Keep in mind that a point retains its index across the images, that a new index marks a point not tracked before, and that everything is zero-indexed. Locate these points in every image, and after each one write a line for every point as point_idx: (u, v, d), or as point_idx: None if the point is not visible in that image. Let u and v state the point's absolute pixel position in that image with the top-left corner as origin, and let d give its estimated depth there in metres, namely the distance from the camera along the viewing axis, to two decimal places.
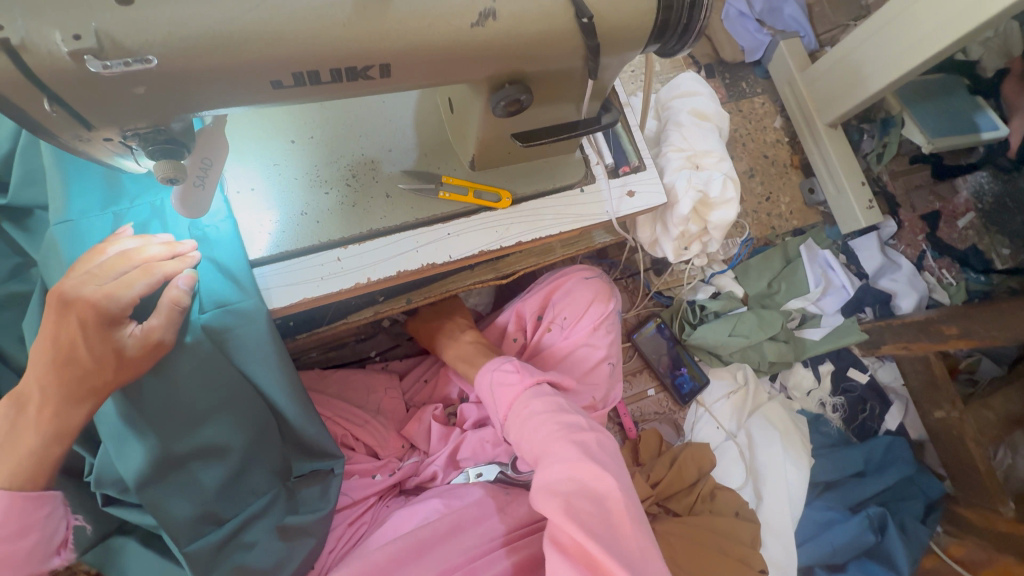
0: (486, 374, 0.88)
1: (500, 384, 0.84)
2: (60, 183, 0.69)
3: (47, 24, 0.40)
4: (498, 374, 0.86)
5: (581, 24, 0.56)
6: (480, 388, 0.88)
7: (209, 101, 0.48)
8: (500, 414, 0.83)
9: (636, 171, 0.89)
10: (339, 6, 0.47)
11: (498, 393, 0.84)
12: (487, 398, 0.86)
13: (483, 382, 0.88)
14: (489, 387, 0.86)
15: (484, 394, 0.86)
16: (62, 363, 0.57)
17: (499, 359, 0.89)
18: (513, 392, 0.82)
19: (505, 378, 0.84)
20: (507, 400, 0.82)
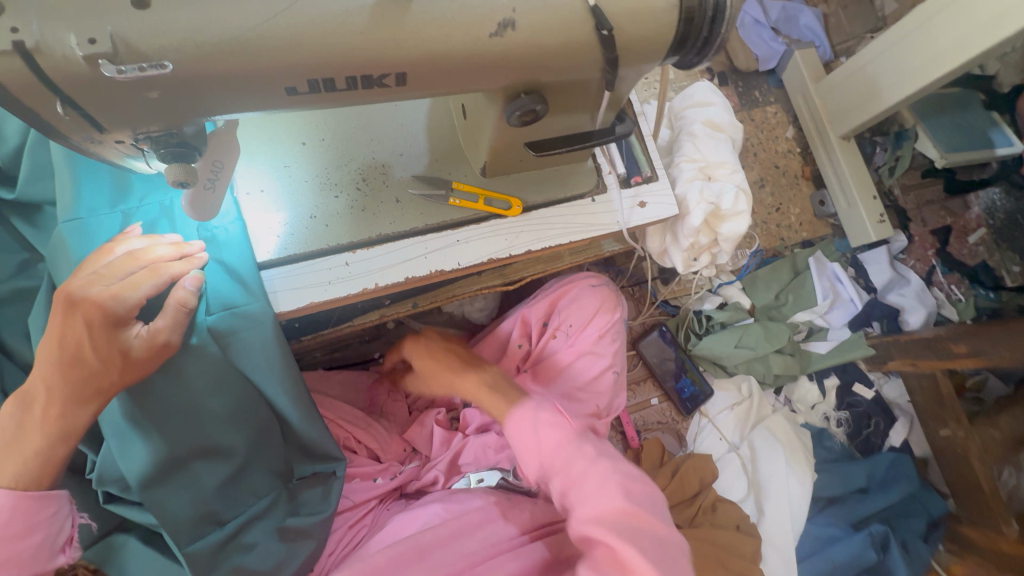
0: (524, 413, 0.76)
1: (545, 427, 0.74)
2: (70, 180, 0.68)
3: (63, 29, 0.39)
4: (541, 414, 0.75)
5: (600, 36, 0.55)
6: (514, 429, 0.75)
7: (223, 105, 0.48)
8: (541, 458, 0.73)
9: (648, 181, 0.88)
10: (357, 14, 0.46)
11: (545, 436, 0.73)
12: (526, 443, 0.74)
13: (516, 422, 0.75)
14: (531, 429, 0.74)
15: (517, 436, 0.75)
16: (68, 363, 0.57)
17: (535, 403, 0.77)
18: (563, 436, 0.73)
19: (550, 420, 0.74)
20: (554, 445, 0.72)
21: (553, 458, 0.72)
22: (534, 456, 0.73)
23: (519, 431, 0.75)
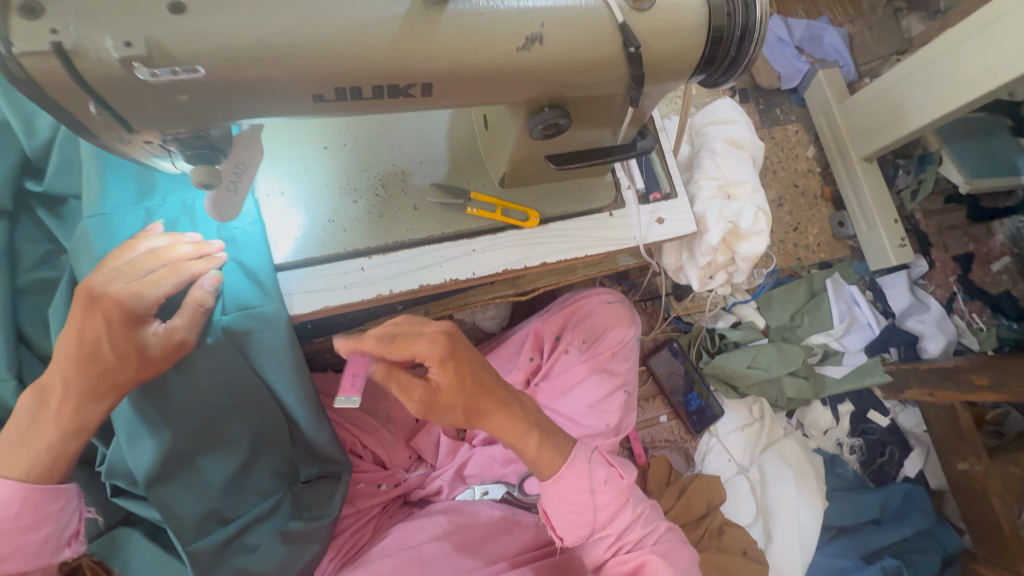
0: (578, 469, 0.75)
1: (599, 485, 0.76)
2: (95, 175, 0.69)
3: (100, 31, 0.40)
4: (593, 471, 0.76)
5: (627, 53, 0.54)
6: (568, 489, 0.74)
7: (249, 110, 0.48)
8: (592, 516, 0.75)
9: (667, 198, 0.87)
10: (388, 24, 0.46)
11: (601, 495, 0.76)
12: (580, 502, 0.75)
13: (569, 482, 0.75)
14: (587, 488, 0.75)
15: (569, 490, 0.75)
16: (85, 358, 0.57)
17: (586, 445, 0.78)
18: (614, 494, 0.77)
19: (603, 478, 0.76)
20: (608, 504, 0.76)
21: (607, 517, 0.76)
22: (587, 515, 0.75)
23: (572, 490, 0.75)
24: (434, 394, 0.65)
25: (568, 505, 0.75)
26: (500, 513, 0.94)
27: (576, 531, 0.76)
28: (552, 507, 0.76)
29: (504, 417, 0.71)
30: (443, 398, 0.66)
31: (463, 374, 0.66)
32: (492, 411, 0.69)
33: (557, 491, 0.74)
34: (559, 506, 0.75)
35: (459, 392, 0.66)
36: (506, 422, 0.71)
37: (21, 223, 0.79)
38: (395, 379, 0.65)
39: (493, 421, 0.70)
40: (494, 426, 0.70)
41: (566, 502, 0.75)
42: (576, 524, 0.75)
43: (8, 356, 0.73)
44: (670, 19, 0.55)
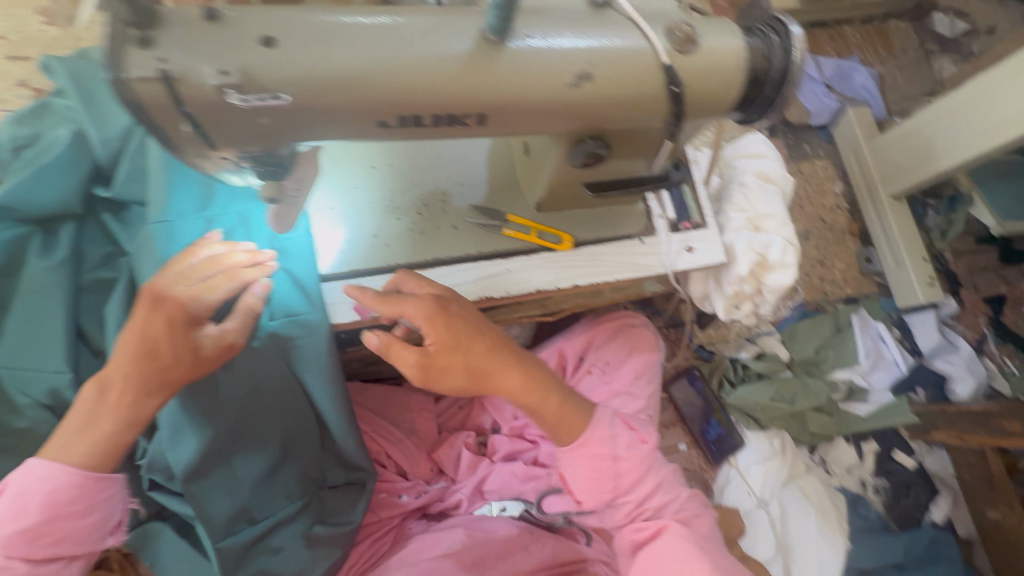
0: (600, 436, 0.77)
1: (622, 451, 0.78)
2: (162, 184, 0.73)
3: (202, 62, 0.45)
4: (616, 437, 0.78)
5: (669, 91, 0.58)
6: (591, 454, 0.77)
7: (319, 134, 0.52)
8: (614, 481, 0.77)
9: (697, 228, 0.90)
10: (454, 61, 0.50)
11: (623, 461, 0.77)
12: (602, 469, 0.77)
13: (591, 449, 0.77)
14: (609, 454, 0.77)
15: (593, 456, 0.77)
16: (144, 356, 0.60)
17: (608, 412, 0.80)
18: (637, 460, 0.78)
19: (625, 443, 0.78)
20: (631, 469, 0.78)
21: (629, 483, 0.78)
22: (610, 482, 0.77)
23: (594, 457, 0.77)
24: (432, 355, 0.66)
25: (592, 471, 0.77)
26: (518, 531, 0.94)
27: (599, 497, 0.78)
28: (574, 472, 0.78)
29: (523, 378, 0.73)
30: (439, 359, 0.66)
31: (464, 338, 0.68)
32: (502, 373, 0.70)
33: (580, 455, 0.77)
34: (581, 471, 0.78)
35: (455, 353, 0.67)
36: (521, 388, 0.72)
37: (90, 228, 0.86)
38: (395, 345, 0.65)
39: (507, 386, 0.71)
40: (512, 388, 0.72)
41: (589, 467, 0.77)
42: (599, 490, 0.77)
43: (67, 350, 0.78)
44: (713, 61, 0.58)
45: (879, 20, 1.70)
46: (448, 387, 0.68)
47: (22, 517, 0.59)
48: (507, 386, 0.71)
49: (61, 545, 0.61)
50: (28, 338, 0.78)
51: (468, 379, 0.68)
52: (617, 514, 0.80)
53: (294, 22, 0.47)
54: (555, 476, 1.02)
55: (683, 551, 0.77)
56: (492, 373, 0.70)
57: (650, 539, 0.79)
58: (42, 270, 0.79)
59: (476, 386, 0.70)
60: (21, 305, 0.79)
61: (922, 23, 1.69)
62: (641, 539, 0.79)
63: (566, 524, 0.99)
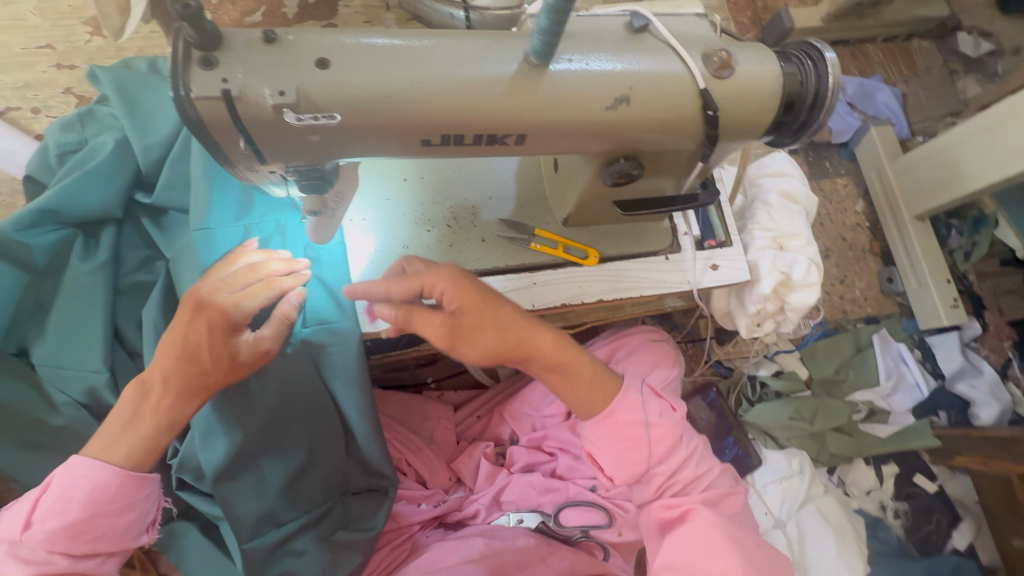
0: (632, 402, 0.81)
1: (654, 419, 0.82)
2: (204, 193, 0.76)
3: (262, 82, 0.47)
4: (646, 406, 0.83)
5: (704, 115, 0.59)
6: (625, 419, 0.80)
7: (363, 150, 0.54)
8: (647, 448, 0.81)
9: (722, 246, 0.90)
10: (497, 84, 0.52)
11: (656, 426, 0.81)
12: (635, 435, 0.80)
13: (625, 417, 0.80)
14: (643, 419, 0.81)
15: (626, 421, 0.80)
16: (184, 361, 0.62)
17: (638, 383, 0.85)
18: (668, 426, 0.83)
19: (656, 411, 0.83)
20: (662, 437, 0.81)
21: (661, 451, 0.81)
22: (643, 449, 0.81)
23: (628, 425, 0.80)
24: (458, 317, 0.71)
25: (625, 440, 0.80)
26: (536, 541, 0.94)
27: (632, 466, 0.81)
28: (606, 442, 0.80)
29: (556, 340, 0.77)
30: (468, 318, 0.71)
31: (493, 300, 0.72)
32: (533, 333, 0.75)
33: (613, 422, 0.80)
34: (613, 439, 0.80)
35: (484, 312, 0.71)
36: (554, 352, 0.76)
37: (128, 231, 0.88)
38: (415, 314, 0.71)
39: (541, 349, 0.75)
40: (546, 346, 0.76)
41: (622, 436, 0.80)
42: (632, 458, 0.80)
43: (105, 352, 0.80)
44: (748, 86, 0.59)
45: (903, 39, 1.69)
46: (477, 348, 0.72)
47: (65, 513, 0.60)
48: (541, 348, 0.75)
49: (101, 541, 0.62)
50: (70, 338, 0.81)
51: (504, 334, 0.72)
52: (647, 485, 0.83)
53: (347, 46, 0.50)
54: (574, 488, 1.02)
55: (710, 520, 0.80)
56: (522, 335, 0.74)
57: (678, 505, 0.82)
58: (83, 273, 0.82)
59: (510, 346, 0.73)
60: (63, 306, 0.81)
61: (947, 42, 1.68)
62: (670, 507, 0.82)
63: (584, 538, 0.97)
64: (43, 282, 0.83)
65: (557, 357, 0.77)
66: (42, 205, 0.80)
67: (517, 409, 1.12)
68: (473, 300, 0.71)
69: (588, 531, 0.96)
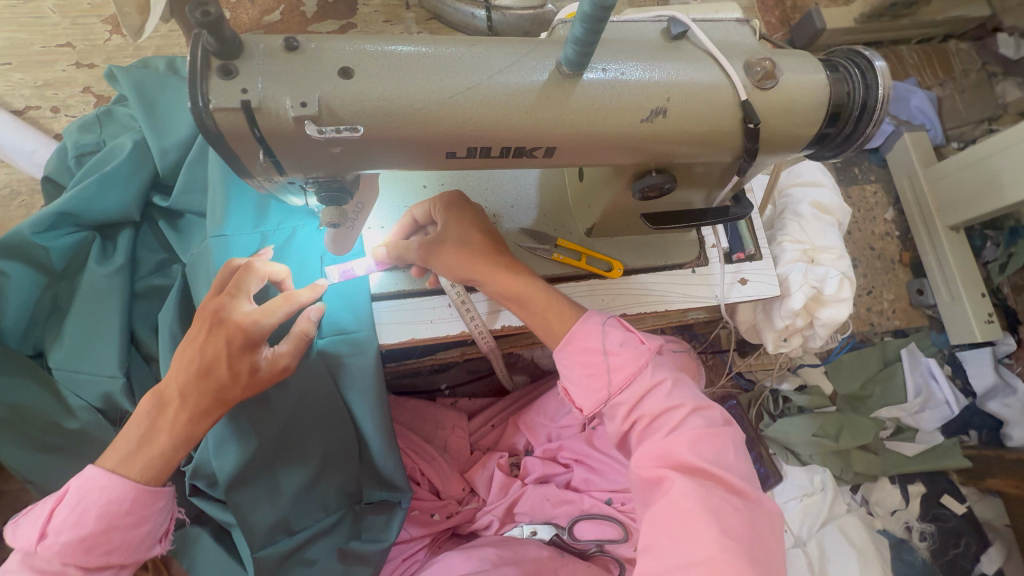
0: (589, 330, 0.70)
1: (613, 346, 0.69)
2: (222, 200, 0.75)
3: (283, 93, 0.45)
4: (607, 332, 0.70)
5: (745, 127, 0.55)
6: (580, 346, 0.69)
7: (387, 160, 0.52)
8: (607, 378, 0.68)
9: (751, 259, 0.87)
10: (529, 93, 0.50)
11: (615, 356, 0.68)
12: (594, 365, 0.68)
13: (581, 342, 0.69)
14: (600, 348, 0.69)
15: (582, 350, 0.69)
16: (202, 375, 0.62)
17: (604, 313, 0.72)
18: (633, 357, 0.68)
19: (618, 339, 0.69)
20: (625, 367, 0.68)
21: (624, 383, 0.67)
22: (602, 379, 0.68)
23: (582, 351, 0.69)
24: (432, 241, 0.72)
25: (580, 367, 0.69)
26: (549, 553, 0.89)
27: (592, 400, 0.68)
28: (564, 372, 0.70)
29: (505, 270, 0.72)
30: (440, 240, 0.72)
31: (477, 232, 0.73)
32: (496, 270, 0.72)
33: (569, 354, 0.70)
34: (572, 371, 0.70)
35: (460, 223, 0.72)
36: (505, 278, 0.72)
37: (145, 234, 0.87)
38: (403, 245, 0.74)
39: (493, 276, 0.72)
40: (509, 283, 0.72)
41: (579, 362, 0.69)
42: (590, 389, 0.68)
43: (121, 357, 0.79)
44: (793, 97, 0.55)
45: (938, 40, 1.62)
46: (443, 269, 0.73)
47: (79, 526, 0.59)
48: (490, 274, 0.72)
49: (113, 555, 0.60)
50: (87, 342, 0.80)
51: (465, 258, 0.72)
52: (616, 425, 0.69)
53: (373, 55, 0.48)
54: (589, 501, 0.99)
55: (697, 491, 0.60)
56: (479, 264, 0.72)
57: (650, 453, 0.65)
58: (100, 276, 0.81)
59: (466, 271, 0.72)
60: (79, 309, 0.81)
61: (985, 44, 1.60)
62: (642, 454, 0.65)
63: (599, 552, 0.92)
64: (59, 284, 0.83)
65: (511, 287, 0.71)
66: (59, 207, 0.79)
67: (532, 419, 1.10)
68: (466, 235, 0.72)
69: (603, 546, 0.92)
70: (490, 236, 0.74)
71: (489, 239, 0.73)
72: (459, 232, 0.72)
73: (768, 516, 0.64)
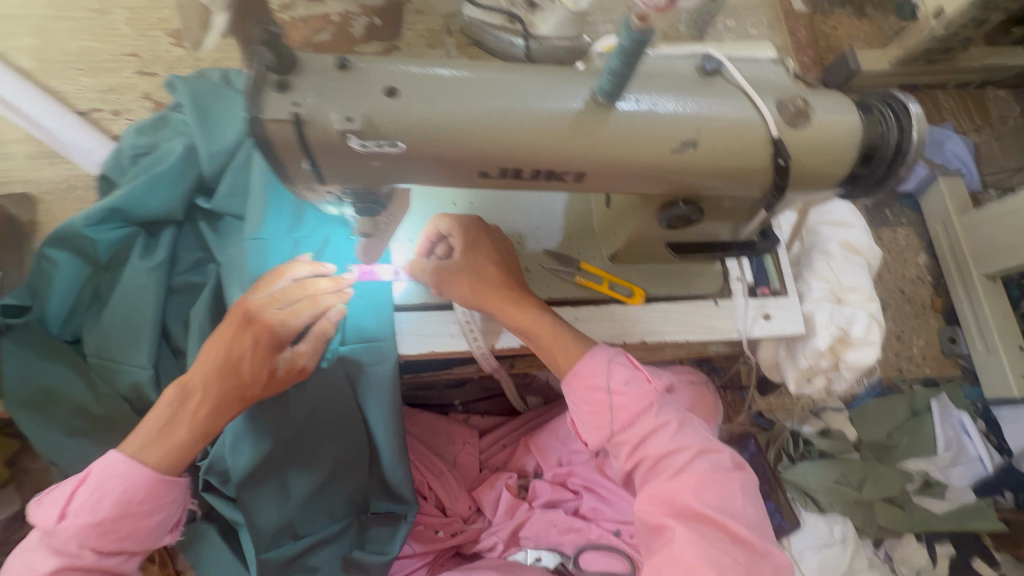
0: (593, 366, 0.69)
1: (617, 385, 0.68)
2: (261, 204, 0.78)
3: (330, 107, 0.48)
4: (612, 369, 0.69)
5: (775, 163, 0.56)
6: (584, 381, 0.69)
7: (420, 175, 0.54)
8: (611, 416, 0.68)
9: (775, 294, 0.86)
10: (562, 120, 0.51)
11: (619, 396, 0.67)
12: (597, 402, 0.68)
13: (586, 378, 0.69)
14: (603, 386, 0.68)
15: (585, 387, 0.69)
16: (226, 371, 0.64)
17: (610, 349, 0.71)
18: (637, 396, 0.67)
19: (623, 377, 0.68)
20: (628, 407, 0.67)
21: (627, 423, 0.67)
22: (605, 417, 0.68)
23: (586, 387, 0.69)
24: (443, 266, 0.74)
25: (584, 404, 0.69)
26: None
27: (596, 435, 0.68)
28: (570, 405, 0.71)
29: (514, 304, 0.73)
30: (452, 265, 0.73)
31: (489, 262, 0.74)
32: (514, 293, 0.73)
33: (574, 390, 0.69)
34: (576, 406, 0.70)
35: (473, 252, 0.74)
36: (512, 308, 0.72)
37: (186, 234, 0.92)
38: (416, 264, 0.75)
39: (501, 306, 0.72)
40: (526, 308, 0.73)
41: (584, 398, 0.69)
42: (594, 426, 0.68)
43: (151, 349, 0.83)
44: (826, 137, 0.56)
45: (977, 86, 1.59)
46: (452, 295, 0.74)
47: (97, 510, 0.59)
48: (500, 306, 0.72)
49: (125, 542, 0.61)
50: (123, 332, 0.84)
51: (475, 290, 0.73)
52: (621, 463, 0.69)
53: (418, 76, 0.50)
54: (597, 532, 0.96)
55: (696, 544, 0.59)
56: (492, 298, 0.73)
57: (653, 496, 0.64)
58: (141, 270, 0.85)
59: (475, 302, 0.73)
60: (119, 300, 0.85)
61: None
62: (645, 496, 0.65)
63: None
64: (102, 275, 0.87)
65: (523, 314, 0.72)
66: (110, 203, 0.83)
67: (543, 441, 1.07)
68: (479, 266, 0.74)
69: None
70: (504, 268, 0.75)
71: (503, 271, 0.75)
72: (473, 263, 0.73)
73: (775, 570, 0.61)
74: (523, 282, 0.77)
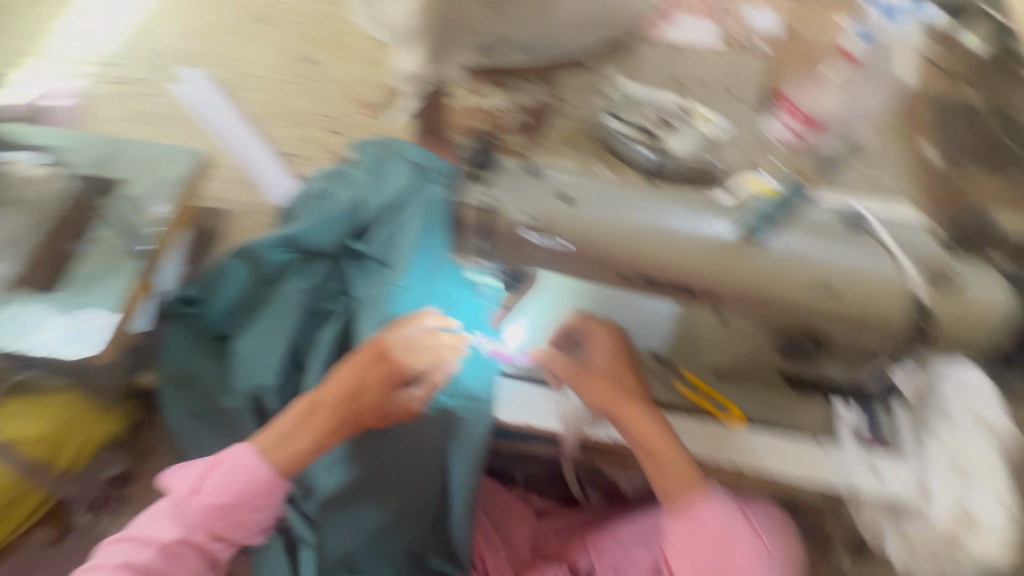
0: (710, 515, 0.69)
1: (732, 542, 0.68)
2: (410, 258, 0.92)
3: (516, 205, 0.58)
4: (728, 524, 0.69)
5: (918, 326, 0.58)
6: (697, 528, 0.69)
7: (572, 269, 0.62)
8: (714, 566, 0.68)
9: (891, 453, 0.79)
10: (715, 248, 0.58)
11: (731, 554, 0.68)
12: (706, 553, 0.68)
13: (699, 525, 0.69)
14: (717, 540, 0.68)
15: (697, 535, 0.69)
16: (351, 397, 0.72)
17: (727, 499, 0.71)
18: (748, 559, 0.68)
19: (739, 535, 0.68)
20: (737, 568, 0.67)
21: None
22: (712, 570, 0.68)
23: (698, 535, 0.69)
24: (580, 365, 0.78)
25: (693, 550, 0.69)
26: None
27: None
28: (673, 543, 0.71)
29: (634, 409, 0.74)
30: (590, 368, 0.77)
31: (623, 370, 0.78)
32: (635, 396, 0.76)
33: (684, 532, 0.70)
34: (682, 548, 0.70)
35: (610, 359, 0.78)
36: (634, 414, 0.74)
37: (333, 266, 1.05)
38: (552, 356, 0.79)
39: (623, 410, 0.74)
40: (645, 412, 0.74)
41: (687, 539, 0.70)
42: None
43: (282, 359, 0.95)
44: (972, 309, 0.58)
45: None
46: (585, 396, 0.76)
47: (222, 493, 0.67)
48: (621, 407, 0.74)
49: (234, 529, 0.68)
50: (266, 340, 0.97)
51: (609, 395, 0.75)
52: None
53: (591, 191, 0.60)
54: None
55: None
56: (625, 407, 0.74)
57: None
58: (296, 291, 1.00)
59: (609, 407, 0.75)
60: (272, 312, 0.99)
61: None
62: None
63: None
64: (260, 286, 1.02)
65: (641, 419, 0.74)
66: (289, 232, 1.00)
67: (601, 541, 1.02)
68: (613, 371, 0.78)
69: None
70: (629, 371, 0.78)
71: (634, 380, 0.78)
72: (609, 367, 0.77)
73: None
74: (642, 384, 0.79)
